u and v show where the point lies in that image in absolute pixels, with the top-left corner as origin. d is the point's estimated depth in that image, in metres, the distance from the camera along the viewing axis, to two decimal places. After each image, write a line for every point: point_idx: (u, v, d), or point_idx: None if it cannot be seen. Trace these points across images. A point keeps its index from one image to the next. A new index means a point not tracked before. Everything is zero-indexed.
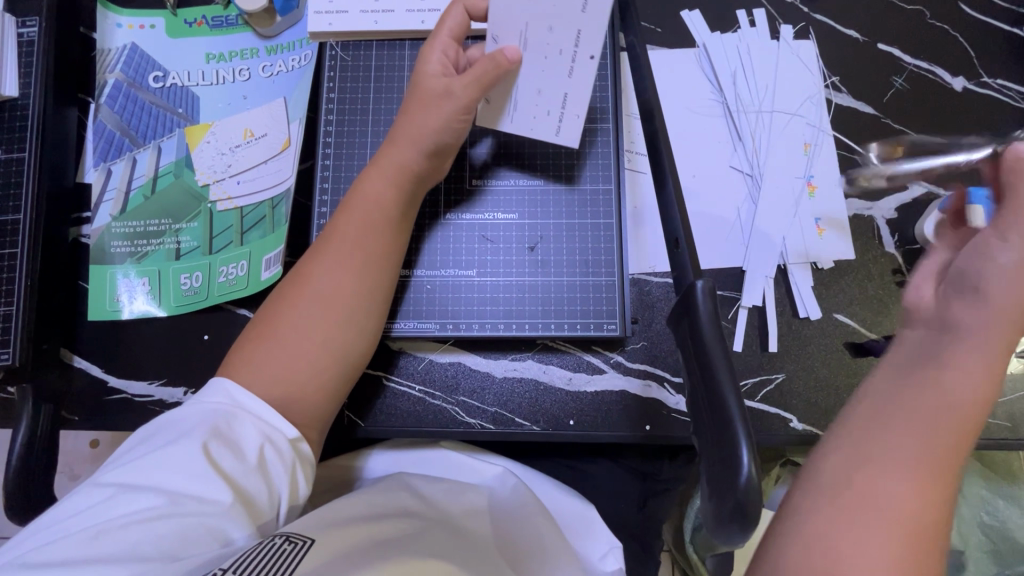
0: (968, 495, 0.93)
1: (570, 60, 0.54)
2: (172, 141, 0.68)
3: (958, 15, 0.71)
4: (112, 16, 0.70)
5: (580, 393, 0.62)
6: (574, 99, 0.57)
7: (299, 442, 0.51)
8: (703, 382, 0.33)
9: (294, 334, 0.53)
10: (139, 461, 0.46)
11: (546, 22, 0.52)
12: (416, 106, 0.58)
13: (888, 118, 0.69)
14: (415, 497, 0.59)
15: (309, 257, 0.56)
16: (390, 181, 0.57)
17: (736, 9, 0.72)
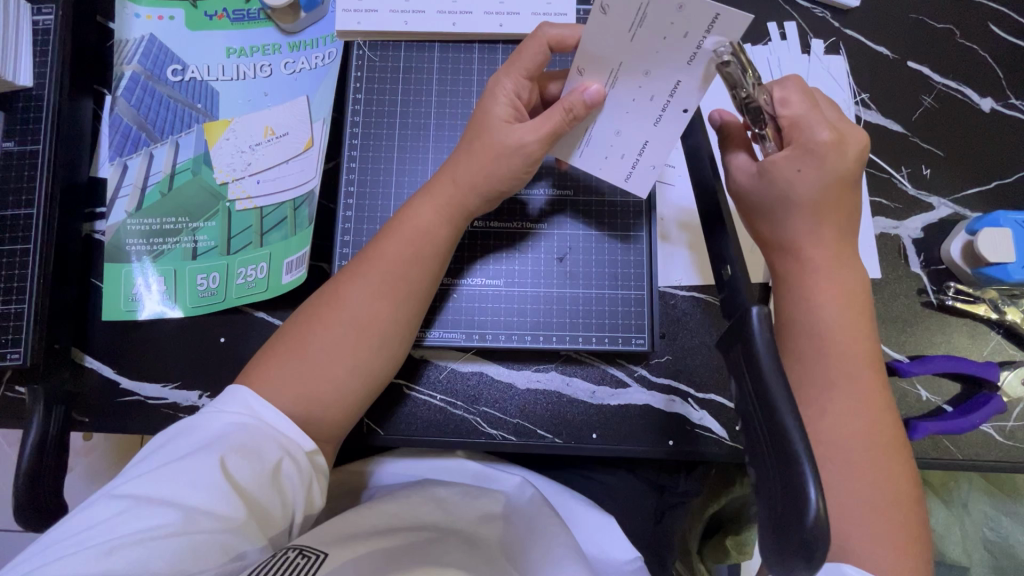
0: (972, 511, 0.94)
1: (660, 107, 0.49)
2: (190, 137, 0.66)
3: (987, 35, 0.71)
4: (130, 6, 0.68)
5: (603, 406, 0.61)
6: (656, 148, 0.52)
7: (316, 454, 0.50)
8: (760, 413, 0.33)
9: (323, 354, 0.52)
10: (154, 474, 0.44)
11: (644, 66, 0.46)
12: (477, 148, 0.54)
13: (917, 137, 0.69)
14: (432, 507, 0.58)
15: (344, 276, 0.55)
16: (437, 211, 0.55)
17: (768, 20, 0.71)
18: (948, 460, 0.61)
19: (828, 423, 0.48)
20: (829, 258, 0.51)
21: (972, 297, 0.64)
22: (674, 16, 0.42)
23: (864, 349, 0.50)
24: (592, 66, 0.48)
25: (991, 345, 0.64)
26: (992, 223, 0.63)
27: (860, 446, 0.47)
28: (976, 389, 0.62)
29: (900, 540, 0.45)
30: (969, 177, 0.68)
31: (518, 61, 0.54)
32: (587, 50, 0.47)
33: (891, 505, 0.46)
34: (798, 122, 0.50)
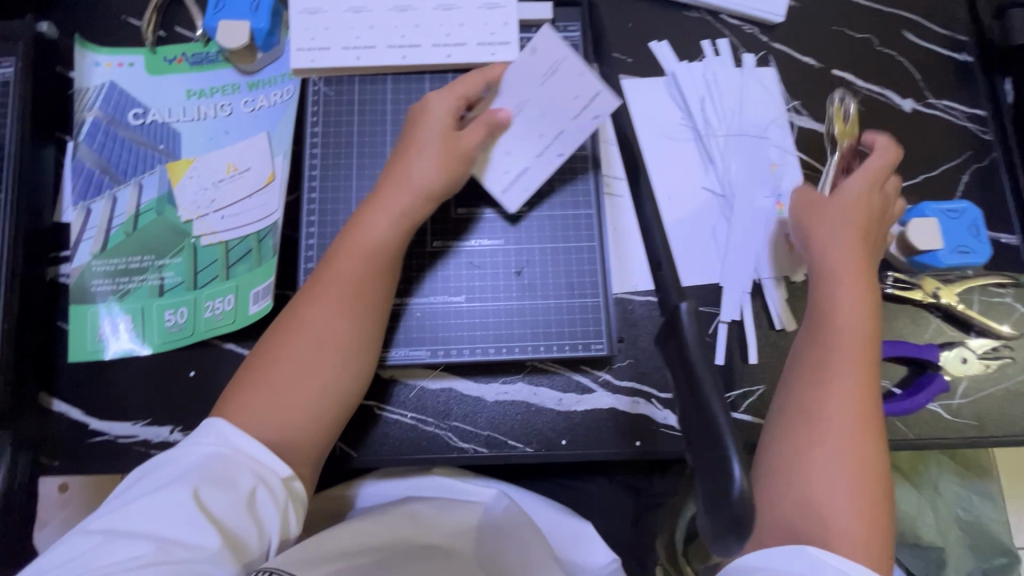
0: (943, 491, 0.97)
1: (544, 145, 0.62)
2: (153, 177, 0.68)
3: (903, 42, 0.77)
4: (89, 55, 0.70)
5: (571, 412, 0.63)
6: (533, 170, 0.63)
7: (292, 480, 0.50)
8: (692, 400, 0.35)
9: (291, 379, 0.53)
10: (130, 507, 0.45)
11: (540, 108, 0.61)
12: (417, 155, 0.59)
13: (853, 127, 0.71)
14: (405, 520, 0.59)
15: (303, 299, 0.56)
16: (388, 223, 0.58)
17: (701, 39, 0.76)
18: (902, 440, 0.64)
19: (831, 397, 0.53)
20: (851, 270, 0.58)
21: (909, 284, 0.68)
22: (575, 78, 0.58)
23: (872, 351, 0.55)
24: (511, 88, 0.61)
25: (931, 328, 0.67)
26: (920, 213, 0.69)
27: (847, 413, 0.52)
28: (921, 371, 0.66)
29: (863, 503, 0.50)
30: (897, 173, 0.73)
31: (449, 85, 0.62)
32: (513, 78, 0.61)
33: (857, 469, 0.51)
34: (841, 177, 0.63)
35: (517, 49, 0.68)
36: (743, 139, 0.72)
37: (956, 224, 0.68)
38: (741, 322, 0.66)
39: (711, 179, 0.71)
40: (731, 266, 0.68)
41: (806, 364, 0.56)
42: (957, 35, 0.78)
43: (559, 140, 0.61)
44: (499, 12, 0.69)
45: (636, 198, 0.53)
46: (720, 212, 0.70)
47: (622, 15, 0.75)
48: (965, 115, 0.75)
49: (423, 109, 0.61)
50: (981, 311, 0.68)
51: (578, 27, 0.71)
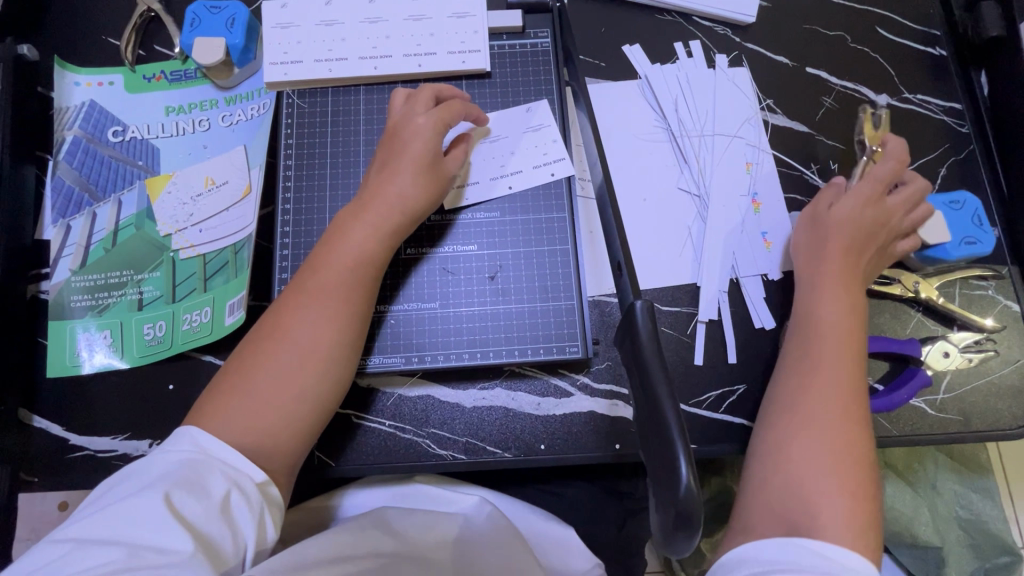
0: (942, 490, 0.95)
1: (501, 175, 0.67)
2: (133, 193, 0.68)
3: (876, 39, 0.77)
4: (69, 75, 0.71)
5: (549, 416, 0.63)
6: (527, 177, 0.67)
7: (268, 485, 0.50)
8: (648, 403, 0.36)
9: (270, 386, 0.53)
10: (100, 515, 0.44)
11: (511, 148, 0.68)
12: (401, 166, 0.60)
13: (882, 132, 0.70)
14: (388, 534, 0.58)
15: (285, 304, 0.57)
16: (373, 234, 0.58)
17: (673, 41, 0.76)
18: (886, 437, 0.63)
19: (816, 399, 0.54)
20: (842, 283, 0.59)
21: (888, 279, 0.67)
22: (548, 143, 0.68)
23: (855, 347, 0.56)
24: (498, 123, 0.68)
25: (913, 323, 0.67)
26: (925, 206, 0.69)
27: (834, 410, 0.52)
28: (903, 366, 0.65)
29: (852, 497, 0.49)
30: None
31: (418, 104, 0.62)
32: (500, 119, 0.69)
33: (844, 465, 0.50)
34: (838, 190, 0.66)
35: (487, 57, 0.69)
36: (716, 139, 0.72)
37: (960, 215, 0.68)
38: (718, 321, 0.65)
39: (687, 180, 0.71)
40: (706, 266, 0.68)
41: (791, 362, 0.57)
42: (931, 30, 0.78)
43: (516, 175, 0.67)
44: (469, 21, 0.70)
45: (599, 198, 0.53)
46: (695, 212, 0.70)
47: (594, 20, 0.76)
48: (942, 109, 0.75)
49: (410, 110, 0.62)
50: (963, 304, 0.68)
51: (549, 33, 0.71)
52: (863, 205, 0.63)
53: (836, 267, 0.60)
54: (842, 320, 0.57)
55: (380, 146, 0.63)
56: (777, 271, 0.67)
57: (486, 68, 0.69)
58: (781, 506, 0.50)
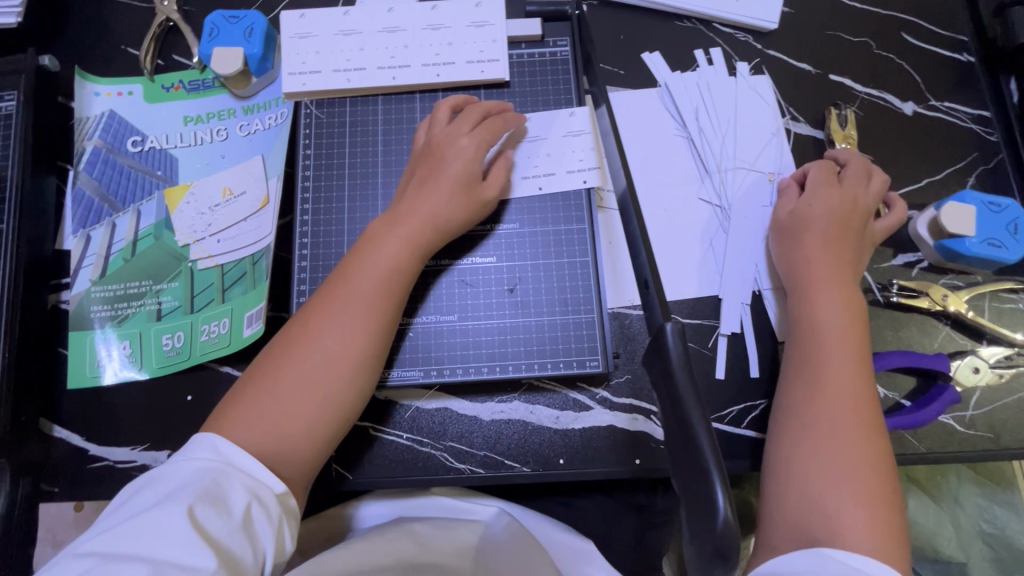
0: (964, 503, 0.92)
1: (537, 173, 0.66)
2: (151, 204, 0.69)
3: (902, 45, 0.76)
4: (89, 85, 0.72)
5: (568, 430, 0.62)
6: (560, 182, 0.66)
7: (287, 496, 0.50)
8: (681, 433, 0.36)
9: (292, 393, 0.53)
10: (122, 528, 0.44)
11: (548, 151, 0.67)
12: (439, 184, 0.60)
13: (850, 132, 0.71)
14: (408, 543, 0.59)
15: (315, 310, 0.56)
16: (405, 248, 0.58)
17: (694, 48, 0.75)
18: (914, 454, 0.62)
19: (827, 387, 0.53)
20: (830, 278, 0.59)
21: (915, 292, 0.66)
22: (585, 151, 0.67)
23: (858, 344, 0.55)
24: (540, 123, 0.68)
25: (941, 337, 0.65)
26: (960, 200, 0.66)
27: (841, 393, 0.52)
28: (931, 381, 0.64)
29: (872, 503, 0.47)
30: (900, 177, 0.71)
31: (466, 123, 0.62)
32: (544, 120, 0.68)
33: (864, 457, 0.49)
34: (815, 183, 0.64)
35: (506, 66, 0.68)
36: (738, 148, 0.71)
37: (996, 216, 0.66)
38: (742, 334, 0.64)
39: (708, 190, 0.70)
40: (728, 278, 0.66)
41: (798, 362, 0.56)
42: (958, 35, 0.76)
43: (549, 178, 0.66)
44: (488, 30, 0.69)
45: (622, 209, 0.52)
46: (717, 222, 0.69)
47: (613, 28, 0.75)
48: (970, 116, 0.73)
49: (450, 128, 0.62)
50: (993, 319, 0.66)
51: (568, 42, 0.71)
52: (835, 201, 0.62)
53: (821, 262, 0.59)
54: (845, 318, 0.56)
55: (416, 160, 0.63)
56: None
57: (505, 77, 0.68)
58: (799, 517, 0.49)
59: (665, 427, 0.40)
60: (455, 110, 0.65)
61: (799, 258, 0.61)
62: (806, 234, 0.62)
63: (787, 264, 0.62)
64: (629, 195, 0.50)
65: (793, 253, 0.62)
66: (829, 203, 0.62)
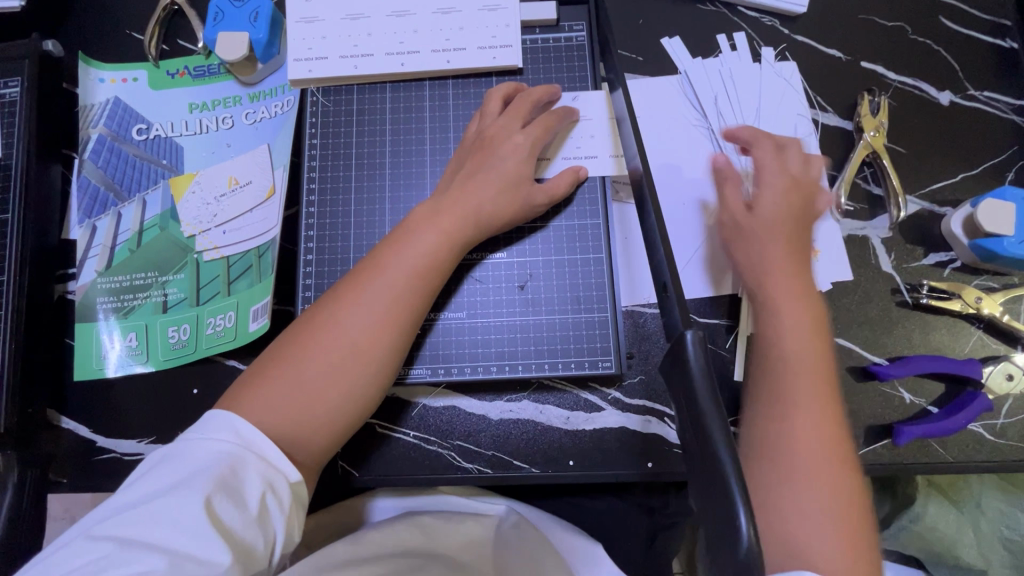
0: (986, 509, 0.86)
1: (582, 154, 0.64)
2: (157, 193, 0.67)
3: (940, 29, 0.71)
4: (93, 71, 0.70)
5: (578, 431, 0.61)
6: (602, 165, 0.64)
7: (300, 485, 0.49)
8: (704, 452, 0.35)
9: (315, 379, 0.51)
10: (136, 513, 0.42)
11: (592, 132, 0.65)
12: (480, 179, 0.58)
13: (881, 120, 0.67)
14: (416, 532, 0.59)
15: (340, 298, 0.54)
16: (443, 244, 0.56)
17: (716, 33, 0.71)
18: (940, 463, 0.59)
19: (788, 394, 0.50)
20: (790, 281, 0.55)
21: (946, 293, 0.62)
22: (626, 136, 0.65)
23: (818, 348, 0.52)
24: (585, 105, 0.65)
25: (973, 341, 0.62)
26: (999, 197, 0.62)
27: (807, 399, 0.49)
28: (961, 387, 0.61)
29: (840, 523, 0.45)
30: (934, 171, 0.67)
31: (514, 118, 0.61)
32: (590, 102, 0.66)
33: (834, 472, 0.47)
34: (759, 167, 0.61)
35: (519, 52, 0.66)
36: None
37: None
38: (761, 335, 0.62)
39: None
40: None
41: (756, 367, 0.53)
42: (1000, 19, 0.72)
43: (592, 160, 0.64)
44: (501, 14, 0.66)
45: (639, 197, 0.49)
46: None
47: (631, 12, 0.72)
48: (1010, 107, 0.69)
49: (497, 124, 0.61)
50: None
51: (584, 26, 0.68)
52: (783, 185, 0.60)
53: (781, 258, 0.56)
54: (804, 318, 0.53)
55: (462, 154, 0.62)
56: (826, 283, 0.63)
57: (518, 64, 0.66)
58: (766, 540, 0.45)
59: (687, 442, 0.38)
60: (505, 101, 0.64)
61: (760, 255, 0.57)
62: (756, 231, 0.58)
63: (743, 263, 0.58)
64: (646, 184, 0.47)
65: (755, 250, 0.57)
66: (776, 193, 0.59)
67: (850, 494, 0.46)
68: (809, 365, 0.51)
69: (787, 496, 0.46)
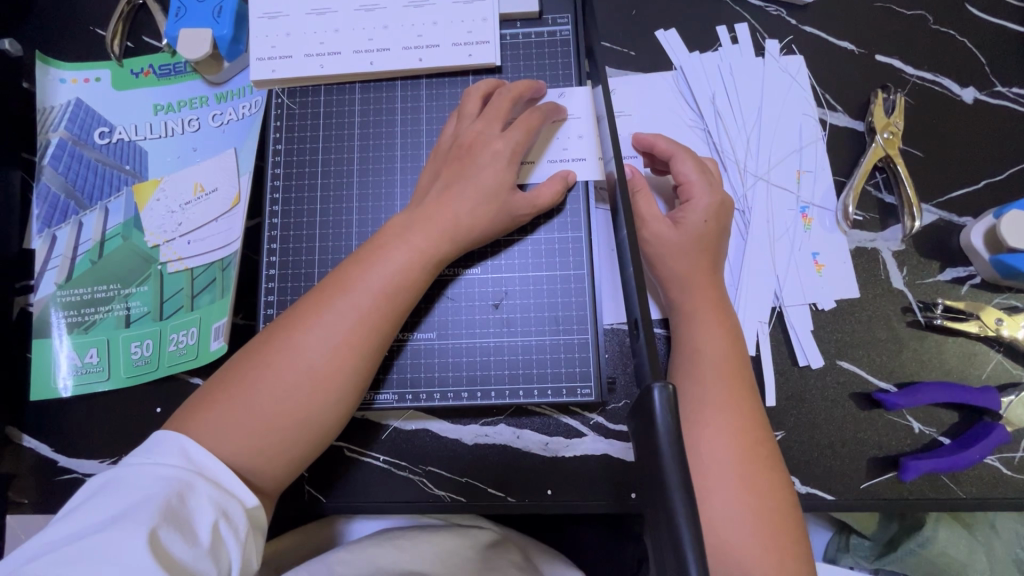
0: (1002, 530, 0.73)
1: (568, 157, 0.59)
2: (120, 201, 0.64)
3: (965, 18, 0.65)
4: (54, 72, 0.67)
5: (557, 459, 0.57)
6: (590, 167, 0.59)
7: (258, 510, 0.44)
8: (665, 522, 0.31)
9: (268, 405, 0.45)
10: (71, 551, 0.36)
11: (579, 131, 0.59)
12: (460, 188, 0.53)
13: (895, 120, 0.61)
14: (392, 551, 0.56)
15: (301, 314, 0.48)
16: (416, 260, 0.50)
17: (716, 24, 0.65)
18: (950, 499, 0.55)
19: (706, 427, 0.48)
20: (709, 303, 0.53)
21: (963, 313, 0.57)
22: None
23: (734, 376, 0.51)
24: (572, 102, 0.60)
25: (992, 366, 0.57)
26: None
27: (722, 431, 0.48)
28: (976, 417, 0.56)
29: (772, 555, 0.44)
30: (953, 177, 0.61)
31: (494, 116, 0.55)
32: (577, 98, 0.60)
33: (742, 481, 0.47)
34: (688, 187, 0.56)
35: (497, 49, 0.61)
36: (764, 141, 0.62)
37: None
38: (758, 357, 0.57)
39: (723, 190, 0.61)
40: (745, 293, 0.59)
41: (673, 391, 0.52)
42: None
43: (580, 163, 0.59)
44: (479, 7, 0.61)
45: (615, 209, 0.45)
46: (733, 228, 0.61)
47: (623, 2, 0.66)
48: None
49: (475, 123, 0.56)
50: None
51: (569, 20, 0.62)
52: (712, 207, 0.55)
53: (702, 285, 0.54)
54: (720, 346, 0.52)
55: (438, 157, 0.57)
56: (829, 301, 0.58)
57: (497, 62, 0.61)
58: None
59: (647, 514, 0.34)
60: (485, 98, 0.58)
61: (674, 270, 0.54)
62: (673, 248, 0.55)
63: (656, 276, 0.56)
64: (623, 195, 0.42)
65: (663, 266, 0.55)
66: (698, 211, 0.55)
67: (780, 525, 0.46)
68: (724, 393, 0.50)
69: (714, 528, 0.46)
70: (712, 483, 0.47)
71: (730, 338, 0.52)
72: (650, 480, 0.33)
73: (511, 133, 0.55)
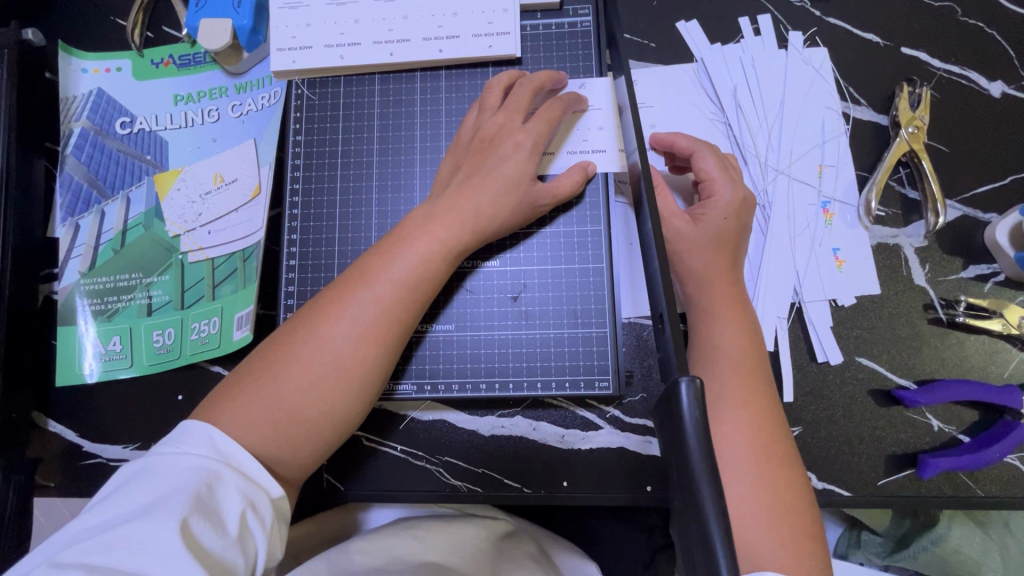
0: (1016, 529, 0.73)
1: (587, 150, 0.59)
2: (141, 190, 0.65)
3: (994, 9, 0.63)
4: (76, 62, 0.67)
5: (574, 451, 0.57)
6: (609, 159, 0.59)
7: (282, 500, 0.44)
8: (693, 517, 0.31)
9: (293, 395, 0.46)
10: (107, 538, 0.37)
11: (599, 123, 0.59)
12: (481, 181, 0.53)
13: (920, 114, 0.60)
14: (409, 539, 0.57)
15: (324, 306, 0.48)
16: (438, 251, 0.51)
17: (739, 15, 0.64)
18: (969, 497, 0.55)
19: (726, 422, 0.49)
20: (729, 298, 0.53)
21: (987, 312, 0.57)
22: None
23: (753, 372, 0.51)
24: (592, 93, 0.60)
25: (1014, 364, 0.57)
26: None
27: (742, 427, 0.48)
28: (997, 416, 0.55)
29: (791, 549, 0.45)
30: (978, 173, 0.60)
31: (516, 108, 0.55)
32: (598, 90, 0.60)
33: (762, 475, 0.47)
34: (710, 183, 0.56)
35: (518, 41, 0.60)
36: (785, 134, 0.62)
37: None
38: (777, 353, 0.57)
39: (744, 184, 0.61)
40: (765, 288, 0.58)
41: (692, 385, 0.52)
42: None
43: (599, 155, 0.59)
44: None
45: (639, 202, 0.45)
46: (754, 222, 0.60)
47: None
48: None
49: (495, 116, 0.56)
50: None
51: (590, 10, 0.62)
52: (733, 203, 0.55)
53: (722, 280, 0.54)
54: (739, 341, 0.52)
55: (458, 149, 0.57)
56: (849, 297, 0.58)
57: (517, 53, 0.60)
58: None
59: (672, 504, 0.35)
60: (506, 91, 0.58)
61: (693, 266, 0.54)
62: (694, 242, 0.54)
63: (676, 271, 0.55)
64: (647, 189, 0.42)
65: (683, 260, 0.55)
66: (718, 206, 0.55)
67: (799, 520, 0.46)
68: (743, 390, 0.50)
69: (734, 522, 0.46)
70: (732, 477, 0.47)
71: (750, 334, 0.52)
72: (676, 472, 0.34)
73: (532, 126, 0.55)
